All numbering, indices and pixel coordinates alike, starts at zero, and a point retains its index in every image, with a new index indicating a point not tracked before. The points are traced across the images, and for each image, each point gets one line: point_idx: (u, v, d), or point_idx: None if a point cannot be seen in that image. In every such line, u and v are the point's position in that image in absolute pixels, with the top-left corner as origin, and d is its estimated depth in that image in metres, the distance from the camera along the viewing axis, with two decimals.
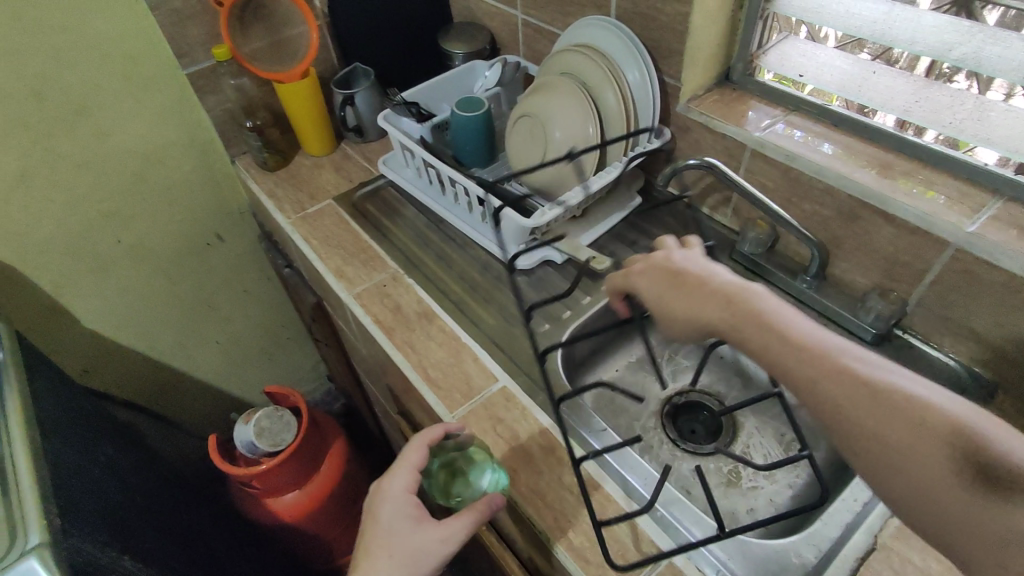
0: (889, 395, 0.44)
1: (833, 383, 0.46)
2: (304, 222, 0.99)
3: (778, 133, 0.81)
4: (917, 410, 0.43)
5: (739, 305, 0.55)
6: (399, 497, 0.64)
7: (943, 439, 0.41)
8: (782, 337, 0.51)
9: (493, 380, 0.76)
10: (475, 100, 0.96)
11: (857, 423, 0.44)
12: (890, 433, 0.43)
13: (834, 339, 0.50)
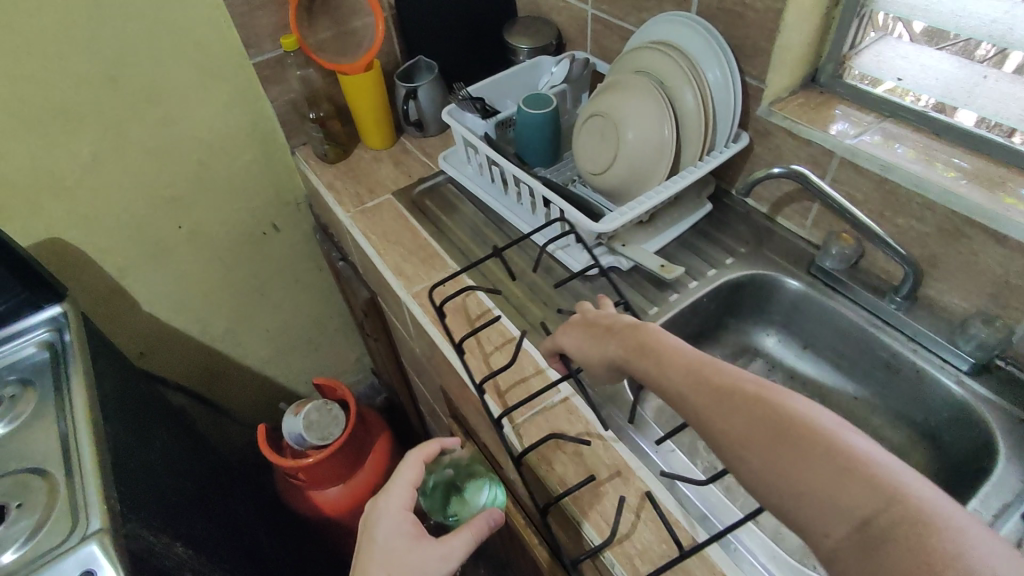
0: (819, 452, 0.40)
1: (760, 440, 0.42)
2: (362, 216, 0.98)
3: (872, 140, 0.75)
4: (849, 470, 0.38)
5: (669, 356, 0.53)
6: (395, 513, 0.65)
7: (881, 505, 0.36)
8: (713, 387, 0.48)
9: (555, 390, 0.73)
10: (543, 97, 0.93)
11: (788, 488, 0.40)
12: (822, 501, 0.38)
13: (762, 385, 0.46)
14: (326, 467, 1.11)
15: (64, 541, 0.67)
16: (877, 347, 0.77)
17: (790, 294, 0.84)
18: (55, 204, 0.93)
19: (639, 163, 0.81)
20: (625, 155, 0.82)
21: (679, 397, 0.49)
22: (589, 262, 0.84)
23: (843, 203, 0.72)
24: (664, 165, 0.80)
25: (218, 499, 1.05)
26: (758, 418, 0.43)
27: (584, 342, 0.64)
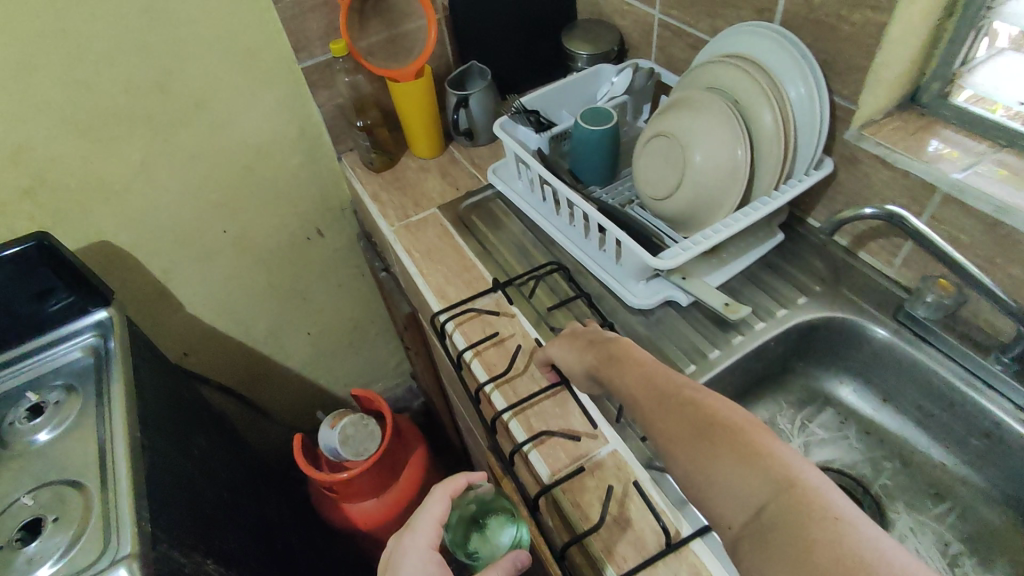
0: (735, 450, 0.45)
1: (687, 438, 0.47)
2: (406, 231, 0.94)
3: (985, 175, 0.66)
4: (760, 466, 0.43)
5: (632, 363, 0.58)
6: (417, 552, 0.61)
7: (778, 498, 0.41)
8: (662, 393, 0.53)
9: (602, 441, 0.66)
10: (602, 111, 0.86)
11: (706, 481, 0.45)
12: (731, 491, 0.43)
13: (701, 391, 0.51)
14: (360, 482, 1.09)
15: (95, 563, 0.66)
16: (972, 411, 0.68)
17: (872, 343, 0.75)
18: (105, 209, 0.93)
19: (707, 190, 0.74)
20: (691, 182, 0.74)
21: (634, 402, 0.55)
22: (645, 295, 0.78)
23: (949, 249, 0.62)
24: (735, 195, 0.73)
25: (251, 507, 1.04)
26: (689, 419, 0.49)
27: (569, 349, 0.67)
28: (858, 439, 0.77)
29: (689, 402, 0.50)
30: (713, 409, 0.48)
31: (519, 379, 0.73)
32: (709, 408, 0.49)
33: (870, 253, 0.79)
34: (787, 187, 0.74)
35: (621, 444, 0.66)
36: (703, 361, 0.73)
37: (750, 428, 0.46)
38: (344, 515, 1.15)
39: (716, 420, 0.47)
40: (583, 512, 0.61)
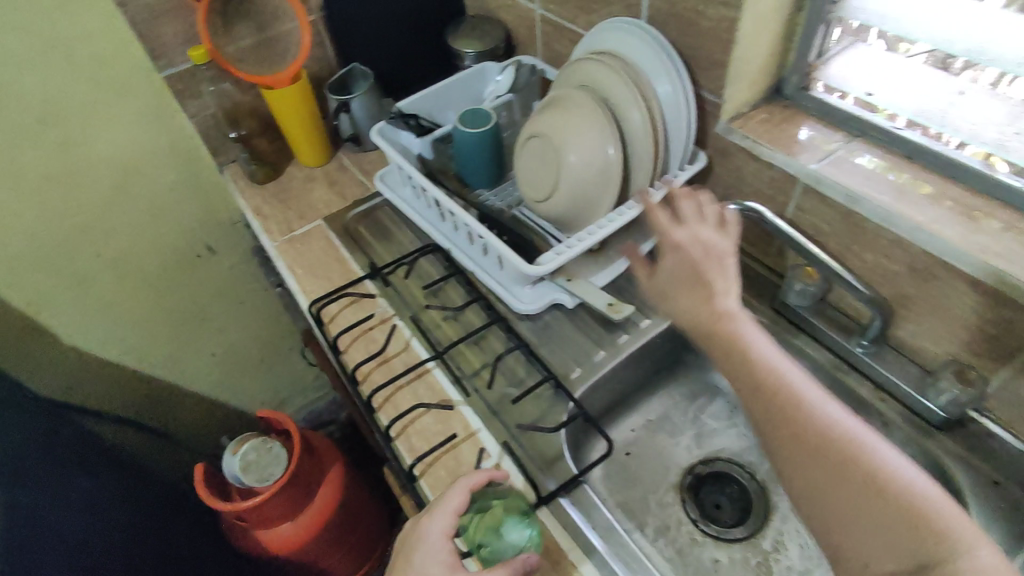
0: (818, 439, 0.47)
1: (765, 418, 0.51)
2: (291, 247, 0.90)
3: (840, 165, 0.67)
4: (838, 450, 0.46)
5: (710, 328, 0.56)
6: (426, 557, 0.52)
7: (854, 487, 0.45)
8: (733, 361, 0.54)
9: (486, 454, 0.65)
10: (481, 112, 0.84)
11: (786, 459, 0.49)
12: (807, 474, 0.47)
13: (766, 359, 0.53)
14: (271, 508, 1.04)
15: None
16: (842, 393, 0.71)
17: None
18: None
19: (583, 191, 0.73)
20: (567, 182, 0.73)
21: (750, 412, 0.52)
22: (531, 300, 0.77)
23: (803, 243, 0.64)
24: (611, 194, 0.72)
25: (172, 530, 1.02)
26: (759, 398, 0.52)
27: (670, 281, 0.60)
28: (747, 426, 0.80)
29: (830, 428, 0.47)
30: (784, 391, 0.51)
31: (404, 399, 0.71)
32: (780, 387, 0.51)
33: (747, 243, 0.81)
34: (661, 183, 0.74)
35: (503, 457, 0.65)
36: (588, 364, 0.73)
37: (823, 405, 0.49)
38: (262, 544, 1.09)
39: (784, 402, 0.50)
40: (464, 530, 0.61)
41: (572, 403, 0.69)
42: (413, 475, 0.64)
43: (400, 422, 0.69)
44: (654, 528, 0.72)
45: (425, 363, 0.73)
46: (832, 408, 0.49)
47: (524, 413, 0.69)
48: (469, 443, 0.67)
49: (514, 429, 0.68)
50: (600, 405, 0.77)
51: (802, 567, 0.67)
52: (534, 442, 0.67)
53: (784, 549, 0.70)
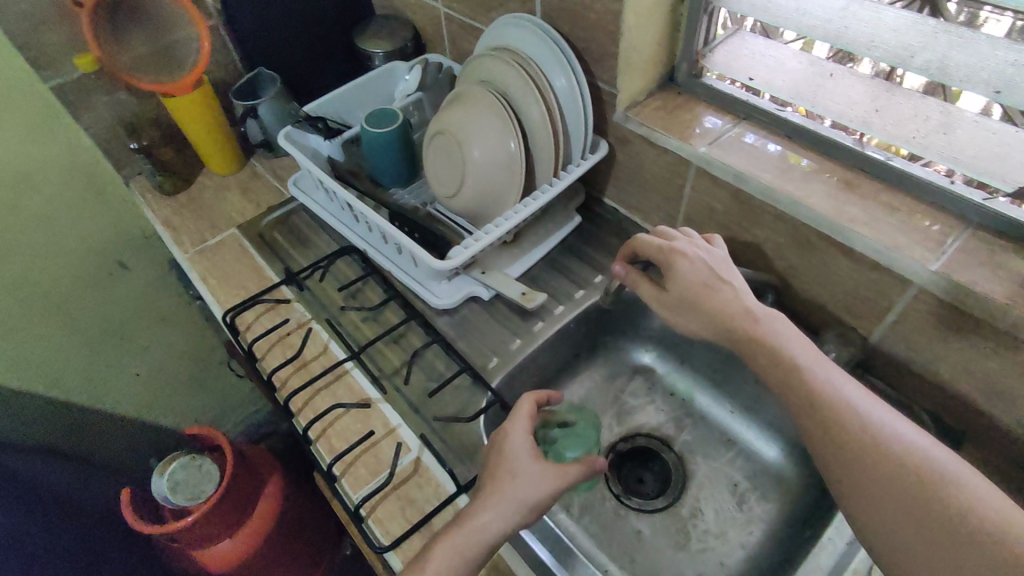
0: (900, 478, 0.43)
1: (814, 435, 0.49)
2: (202, 257, 0.88)
3: (728, 146, 0.70)
4: (893, 464, 0.44)
5: (750, 337, 0.56)
6: (509, 451, 0.55)
7: (918, 505, 0.42)
8: (786, 375, 0.52)
9: (406, 449, 0.67)
10: (388, 112, 0.84)
11: (840, 479, 0.46)
12: (865, 493, 0.45)
13: (820, 373, 0.51)
14: (207, 527, 1.01)
15: None
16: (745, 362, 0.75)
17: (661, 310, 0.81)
18: None
19: (489, 185, 0.75)
20: (473, 177, 0.75)
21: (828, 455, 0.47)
22: (447, 295, 0.78)
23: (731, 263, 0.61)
24: (516, 185, 0.74)
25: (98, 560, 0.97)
26: (807, 413, 0.50)
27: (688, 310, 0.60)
28: (664, 401, 0.83)
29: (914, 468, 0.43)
30: (832, 405, 0.49)
31: (323, 401, 0.71)
32: (826, 400, 0.49)
33: (653, 225, 0.84)
34: (565, 173, 0.76)
35: (423, 451, 0.67)
36: (505, 354, 0.75)
37: (875, 420, 0.47)
38: (203, 563, 1.07)
39: (833, 419, 0.48)
40: (386, 524, 0.61)
41: (488, 394, 0.70)
42: (333, 475, 0.64)
43: (320, 424, 0.69)
44: (579, 506, 0.75)
45: (343, 364, 0.73)
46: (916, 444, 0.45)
47: (443, 406, 0.70)
48: (389, 439, 0.68)
49: (433, 422, 0.69)
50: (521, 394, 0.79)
51: (718, 530, 0.71)
52: (453, 434, 0.68)
53: (701, 514, 0.73)
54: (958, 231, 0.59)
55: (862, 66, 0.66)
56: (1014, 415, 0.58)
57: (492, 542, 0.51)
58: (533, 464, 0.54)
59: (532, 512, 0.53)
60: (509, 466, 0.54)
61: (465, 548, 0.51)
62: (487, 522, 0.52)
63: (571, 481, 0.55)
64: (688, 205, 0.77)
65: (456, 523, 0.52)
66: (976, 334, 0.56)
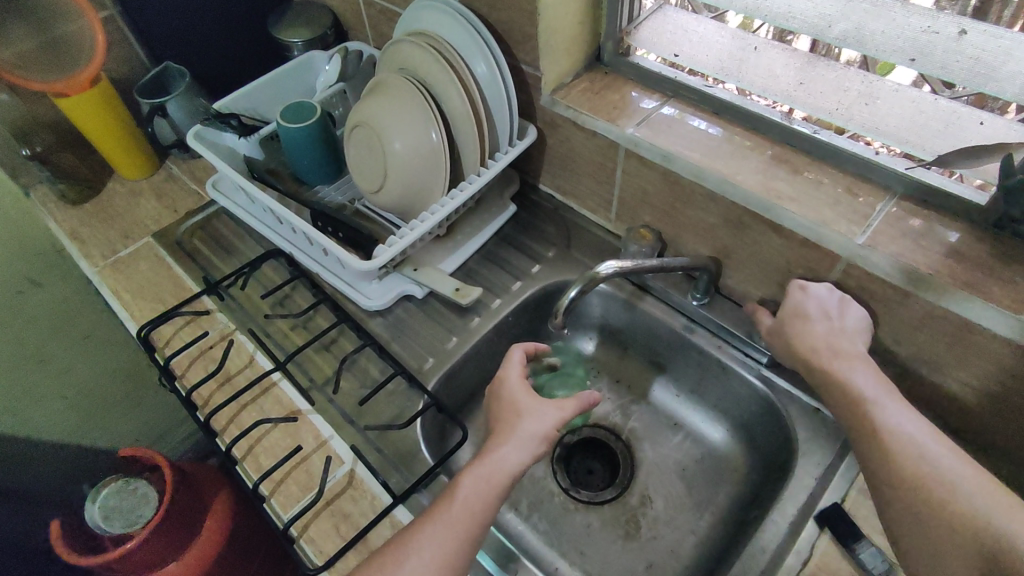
0: (927, 508, 0.45)
1: (866, 458, 0.50)
2: (114, 270, 0.82)
3: (656, 126, 0.68)
4: (929, 500, 0.45)
5: (824, 369, 0.57)
6: (510, 393, 0.57)
7: (949, 541, 0.43)
8: (847, 404, 0.54)
9: (339, 462, 0.63)
10: (304, 104, 0.78)
11: (886, 509, 0.48)
12: (905, 523, 0.46)
13: (883, 407, 0.52)
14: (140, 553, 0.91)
15: None
16: (687, 346, 0.74)
17: (599, 296, 0.80)
18: None
19: (415, 177, 0.71)
20: (397, 169, 0.71)
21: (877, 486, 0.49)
22: (379, 295, 0.75)
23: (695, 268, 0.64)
24: (442, 177, 0.71)
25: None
26: (861, 440, 0.51)
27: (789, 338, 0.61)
28: (610, 389, 0.82)
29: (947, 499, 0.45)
30: (882, 437, 0.49)
31: (248, 417, 0.67)
32: (876, 432, 0.50)
33: (588, 210, 0.82)
34: (493, 161, 0.73)
35: (357, 463, 0.63)
36: (441, 353, 0.72)
37: (920, 451, 0.48)
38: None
39: (880, 450, 0.49)
40: (319, 544, 0.57)
41: (426, 396, 0.67)
42: (260, 496, 0.60)
43: (245, 442, 0.65)
44: (527, 504, 0.73)
45: (269, 375, 0.69)
46: (960, 480, 0.45)
47: (377, 413, 0.67)
48: (320, 452, 0.64)
49: (368, 432, 0.66)
50: (462, 393, 0.76)
51: (667, 516, 0.71)
52: (388, 440, 0.65)
53: (650, 502, 0.72)
54: (883, 203, 0.58)
55: (799, 44, 0.63)
56: (943, 383, 0.58)
57: (513, 472, 0.52)
58: (535, 400, 0.57)
59: (545, 445, 0.55)
60: (514, 405, 0.56)
61: (489, 477, 0.51)
62: (505, 454, 0.53)
63: (573, 412, 0.57)
64: (621, 189, 0.75)
65: (476, 460, 0.53)
66: (903, 306, 0.56)
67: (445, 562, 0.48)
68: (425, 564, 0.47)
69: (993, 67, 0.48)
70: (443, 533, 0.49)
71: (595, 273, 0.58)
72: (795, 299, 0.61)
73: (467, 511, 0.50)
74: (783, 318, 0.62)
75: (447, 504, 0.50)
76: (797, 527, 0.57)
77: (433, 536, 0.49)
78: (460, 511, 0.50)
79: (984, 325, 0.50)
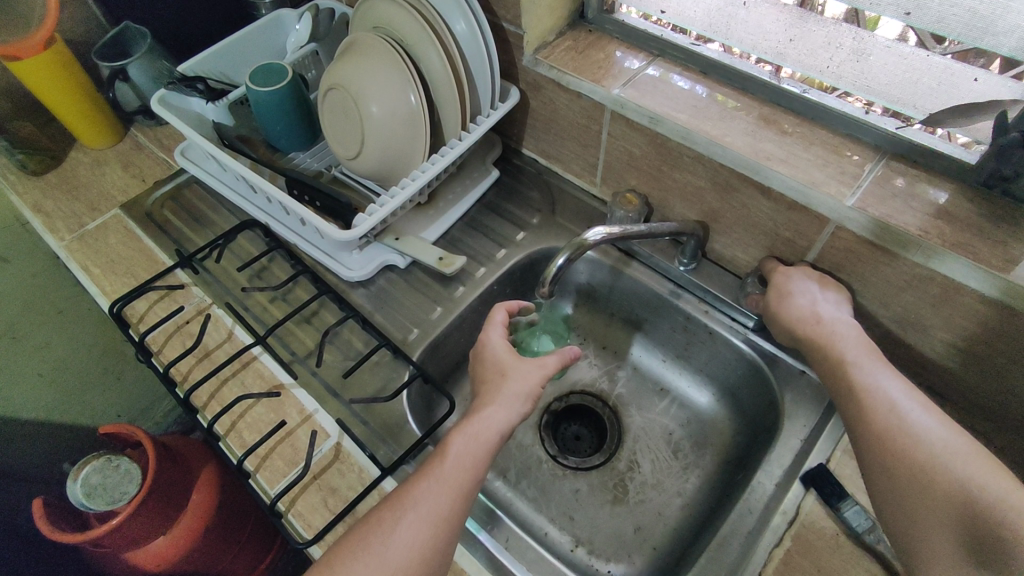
0: (902, 457, 0.46)
1: (851, 418, 0.51)
2: (82, 244, 0.79)
3: (642, 86, 0.66)
4: (913, 456, 0.46)
5: (808, 338, 0.58)
6: (494, 353, 0.57)
7: (928, 492, 0.44)
8: (836, 368, 0.55)
9: (324, 435, 0.62)
10: (275, 66, 0.74)
11: (867, 467, 0.49)
12: (887, 477, 0.47)
13: (863, 369, 0.53)
14: (130, 530, 0.88)
15: None
16: (673, 311, 0.74)
17: (585, 262, 0.78)
18: None
19: (391, 142, 0.68)
20: (374, 134, 0.68)
21: (855, 442, 0.50)
22: (361, 266, 0.73)
23: (663, 232, 0.63)
24: (421, 141, 0.68)
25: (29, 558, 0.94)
26: (848, 403, 0.52)
27: (783, 326, 0.61)
28: (596, 356, 0.83)
29: (921, 449, 0.46)
30: (868, 400, 0.51)
31: (230, 392, 0.65)
32: (863, 397, 0.51)
33: (573, 174, 0.81)
34: (474, 125, 0.71)
35: (343, 436, 0.62)
36: (426, 324, 0.71)
37: (904, 413, 0.49)
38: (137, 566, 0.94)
39: (866, 410, 0.50)
40: (307, 519, 0.57)
41: (411, 366, 0.66)
42: (245, 471, 0.59)
43: (228, 418, 0.63)
44: (515, 472, 0.73)
45: (249, 350, 0.67)
46: (930, 430, 0.47)
47: (362, 385, 0.66)
48: (305, 427, 0.63)
49: (352, 405, 0.64)
50: (447, 363, 0.75)
51: (654, 480, 0.71)
52: (374, 413, 0.64)
53: (638, 466, 0.73)
54: (872, 162, 0.57)
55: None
56: (929, 344, 0.58)
57: (500, 431, 0.52)
58: (519, 360, 0.56)
59: (530, 404, 0.55)
60: (498, 366, 0.56)
61: (478, 437, 0.51)
62: (493, 414, 0.52)
63: (555, 368, 0.57)
64: (606, 152, 0.73)
65: (464, 420, 0.53)
66: (891, 268, 0.55)
67: (442, 520, 0.47)
68: (420, 521, 0.47)
69: (990, 21, 0.47)
70: (438, 491, 0.48)
71: (583, 240, 0.56)
72: (782, 297, 0.61)
73: (459, 469, 0.49)
74: (773, 294, 0.62)
75: (438, 463, 0.50)
76: (784, 488, 0.58)
77: (428, 494, 0.48)
78: (454, 470, 0.49)
79: (970, 285, 0.50)
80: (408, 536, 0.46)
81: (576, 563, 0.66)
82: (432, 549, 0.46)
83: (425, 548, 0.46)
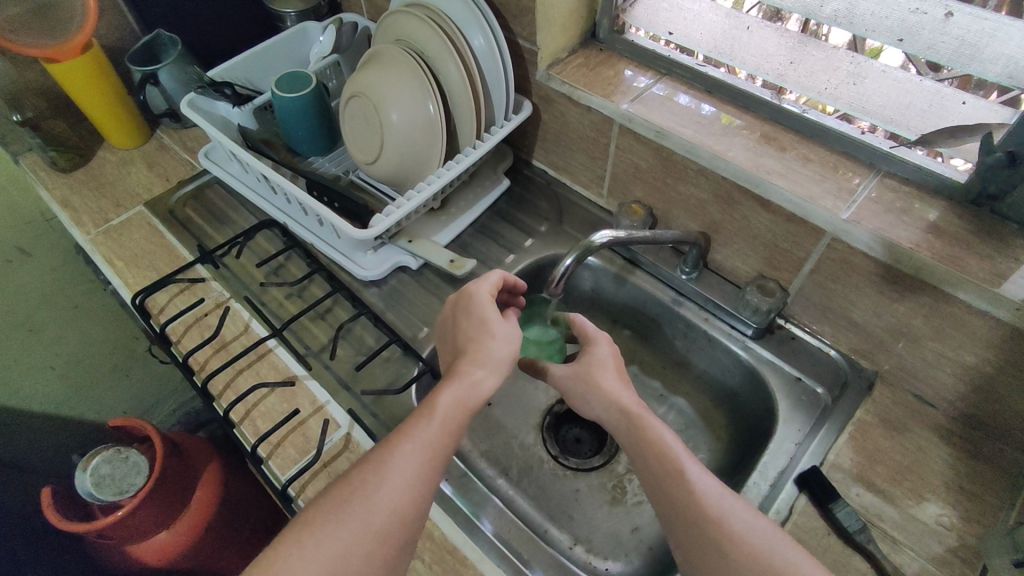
0: (733, 547, 0.45)
1: (664, 507, 0.49)
2: (107, 238, 0.82)
3: (647, 102, 0.69)
4: (745, 553, 0.44)
5: (626, 429, 0.53)
6: (482, 310, 0.55)
7: None
8: (649, 456, 0.50)
9: (335, 426, 0.64)
10: (299, 74, 0.78)
11: (690, 562, 0.46)
12: (725, 566, 0.44)
13: (671, 452, 0.50)
14: (134, 524, 0.89)
15: None
16: (675, 319, 0.77)
17: (590, 269, 0.82)
18: None
19: (409, 148, 0.72)
20: (393, 140, 0.71)
21: (677, 539, 0.47)
22: (374, 266, 0.76)
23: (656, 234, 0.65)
24: (437, 148, 0.71)
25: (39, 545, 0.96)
26: (667, 492, 0.48)
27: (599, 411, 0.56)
28: None
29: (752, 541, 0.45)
30: (688, 490, 0.47)
31: (244, 383, 0.68)
32: (687, 485, 0.48)
33: (581, 185, 0.84)
34: (488, 135, 0.74)
35: (353, 427, 0.64)
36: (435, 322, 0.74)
37: (716, 496, 0.47)
38: (136, 559, 0.94)
39: (684, 502, 0.47)
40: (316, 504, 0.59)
41: (420, 363, 0.69)
42: (258, 457, 0.61)
43: (243, 407, 0.66)
44: (517, 470, 0.75)
45: (265, 342, 0.70)
46: (744, 517, 0.46)
47: (372, 378, 0.69)
48: (316, 417, 0.65)
49: (363, 397, 0.67)
50: None
51: None
52: (384, 406, 0.66)
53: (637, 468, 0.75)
54: (866, 178, 0.60)
55: (789, 24, 0.62)
56: (918, 352, 0.60)
57: (488, 393, 0.52)
58: (504, 321, 0.55)
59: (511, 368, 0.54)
60: (484, 326, 0.54)
61: (465, 398, 0.50)
62: (481, 376, 0.51)
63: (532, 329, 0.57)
64: (613, 164, 0.76)
65: (450, 380, 0.51)
66: (883, 280, 0.58)
67: (418, 481, 0.46)
68: (401, 483, 0.46)
69: (977, 48, 0.50)
70: (416, 453, 0.47)
71: (589, 242, 0.59)
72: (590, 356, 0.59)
73: (442, 432, 0.48)
74: (578, 364, 0.59)
75: (424, 421, 0.48)
76: (778, 489, 0.60)
77: (409, 455, 0.47)
78: (436, 432, 0.48)
79: (960, 297, 0.52)
80: (392, 496, 0.45)
81: (574, 560, 0.68)
82: (411, 514, 0.46)
83: (405, 511, 0.45)
